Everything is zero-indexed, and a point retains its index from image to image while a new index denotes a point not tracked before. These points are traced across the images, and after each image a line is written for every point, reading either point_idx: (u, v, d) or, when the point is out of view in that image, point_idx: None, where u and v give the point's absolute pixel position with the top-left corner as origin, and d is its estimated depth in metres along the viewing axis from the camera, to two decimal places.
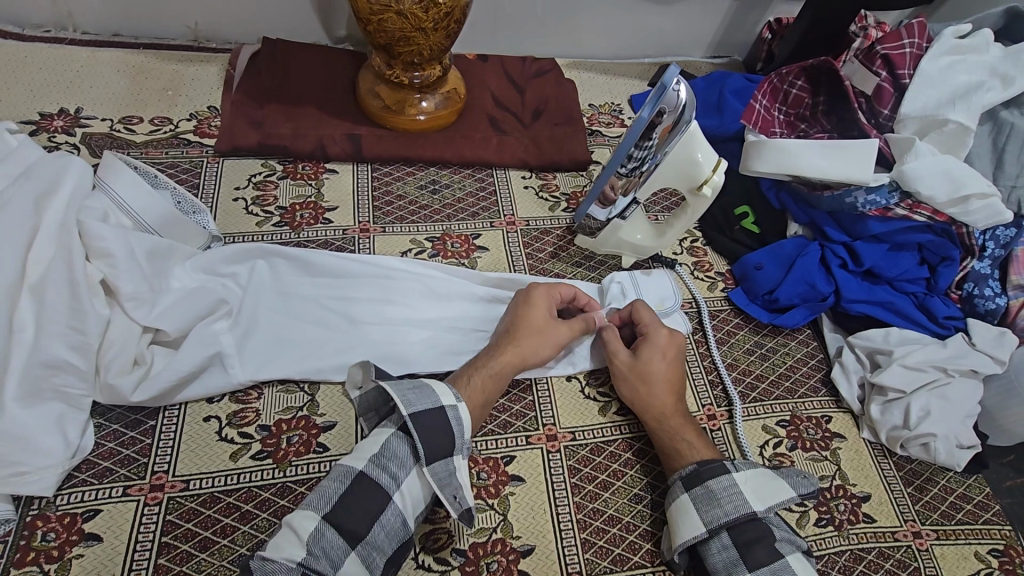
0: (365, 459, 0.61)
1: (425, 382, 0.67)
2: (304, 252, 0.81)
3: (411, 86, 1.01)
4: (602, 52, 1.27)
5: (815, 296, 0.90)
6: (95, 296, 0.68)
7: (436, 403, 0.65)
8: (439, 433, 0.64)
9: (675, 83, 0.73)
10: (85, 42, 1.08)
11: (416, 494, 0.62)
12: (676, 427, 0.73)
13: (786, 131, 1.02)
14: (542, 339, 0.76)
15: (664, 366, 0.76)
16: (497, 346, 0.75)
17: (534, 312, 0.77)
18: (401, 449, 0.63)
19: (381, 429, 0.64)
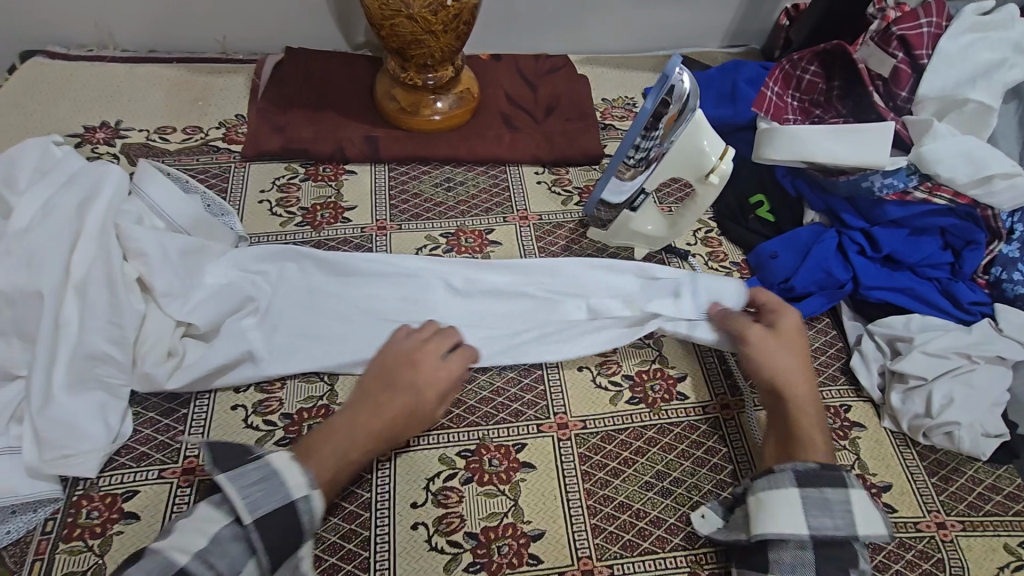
0: (189, 554, 0.56)
1: (276, 471, 0.62)
2: (330, 253, 0.84)
3: (425, 88, 1.04)
4: (615, 47, 1.27)
5: (832, 283, 0.88)
6: (131, 292, 0.74)
7: (287, 499, 0.61)
8: (286, 534, 0.60)
9: (677, 73, 0.75)
10: (124, 59, 1.15)
11: None
12: (805, 405, 0.73)
13: (799, 118, 1.00)
14: (400, 420, 0.71)
15: (795, 342, 0.77)
16: (358, 412, 0.70)
17: (409, 384, 0.72)
18: (233, 547, 0.58)
19: (212, 521, 0.59)
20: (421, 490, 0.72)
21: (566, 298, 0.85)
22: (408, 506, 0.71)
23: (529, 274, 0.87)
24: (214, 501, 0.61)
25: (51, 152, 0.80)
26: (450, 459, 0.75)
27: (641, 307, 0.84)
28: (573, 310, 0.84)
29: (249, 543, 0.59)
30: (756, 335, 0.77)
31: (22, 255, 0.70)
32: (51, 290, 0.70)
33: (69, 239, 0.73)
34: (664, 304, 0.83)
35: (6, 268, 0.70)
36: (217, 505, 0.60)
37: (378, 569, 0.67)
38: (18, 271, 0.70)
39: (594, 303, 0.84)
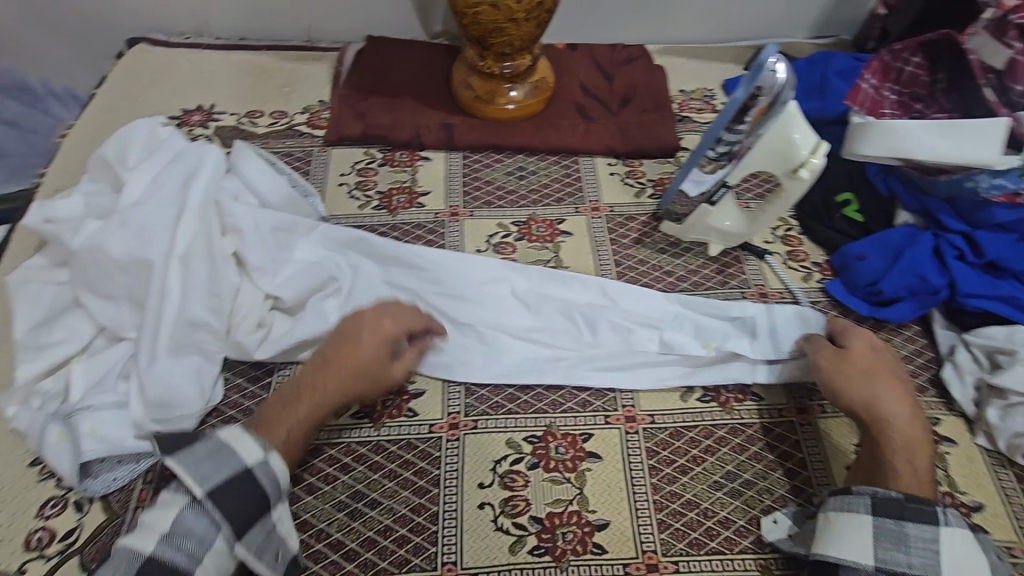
0: (155, 540, 0.57)
1: (224, 442, 0.62)
2: (408, 249, 0.85)
3: (502, 76, 1.05)
4: (695, 37, 1.24)
5: (925, 289, 0.83)
6: (228, 266, 0.79)
7: (241, 468, 0.61)
8: (249, 502, 0.61)
9: (773, 63, 0.72)
10: (218, 46, 1.22)
11: (224, 563, 0.59)
12: (905, 439, 0.67)
13: (897, 113, 0.95)
14: (353, 376, 0.70)
15: (878, 365, 0.72)
16: (309, 372, 0.70)
17: (362, 343, 0.71)
18: (197, 524, 0.59)
19: (170, 504, 0.59)
20: (488, 472, 0.74)
21: (637, 328, 0.83)
22: (475, 486, 0.73)
23: (609, 296, 0.85)
24: (169, 490, 0.61)
25: (157, 132, 0.87)
26: (517, 444, 0.76)
27: (717, 348, 0.81)
28: (645, 341, 0.82)
29: (214, 518, 0.60)
30: (830, 357, 0.74)
31: (133, 226, 0.76)
32: (159, 260, 0.76)
33: (174, 212, 0.78)
34: (740, 343, 0.81)
35: (121, 237, 0.76)
36: (173, 491, 0.60)
37: (445, 544, 0.69)
38: (131, 241, 0.76)
39: (667, 336, 0.82)
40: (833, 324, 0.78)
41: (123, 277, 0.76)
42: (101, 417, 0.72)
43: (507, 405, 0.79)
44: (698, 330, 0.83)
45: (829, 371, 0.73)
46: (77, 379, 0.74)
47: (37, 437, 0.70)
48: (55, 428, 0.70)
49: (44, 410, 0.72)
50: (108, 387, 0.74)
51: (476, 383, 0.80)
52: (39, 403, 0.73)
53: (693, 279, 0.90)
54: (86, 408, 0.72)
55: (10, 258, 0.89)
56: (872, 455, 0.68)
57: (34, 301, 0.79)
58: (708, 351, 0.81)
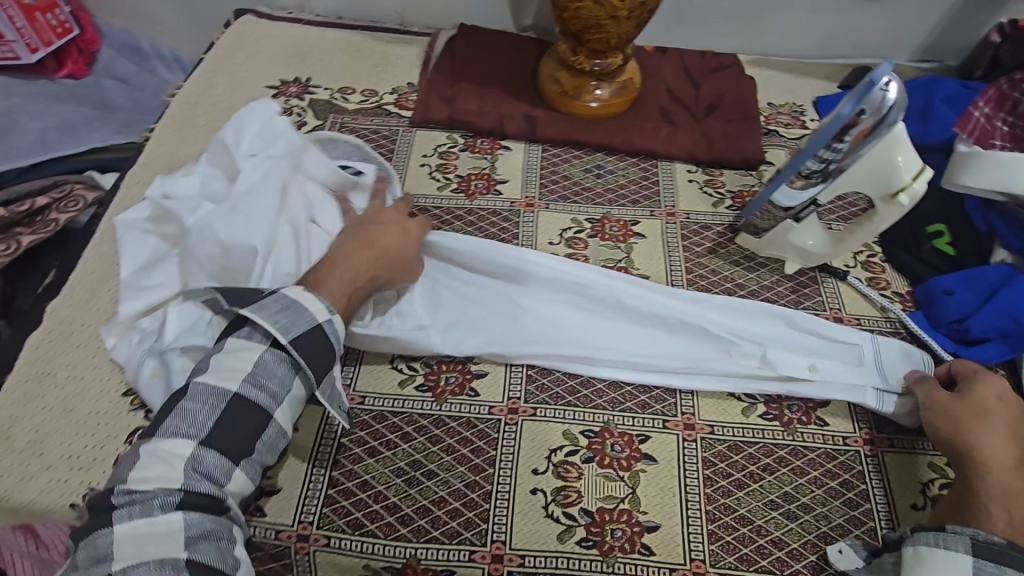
0: (239, 379, 0.66)
1: (293, 299, 0.70)
2: (497, 245, 0.87)
3: (591, 73, 1.06)
4: (789, 51, 1.21)
5: (1018, 333, 0.79)
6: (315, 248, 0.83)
7: (313, 323, 0.69)
8: (321, 354, 0.70)
9: (885, 82, 0.71)
10: (318, 23, 1.27)
11: (298, 400, 0.70)
12: (1006, 488, 0.64)
13: (1008, 145, 0.89)
14: (393, 260, 0.80)
15: (998, 413, 0.69)
16: (355, 247, 0.78)
17: (378, 228, 0.81)
18: (279, 367, 0.68)
19: (250, 347, 0.68)
20: (543, 459, 0.75)
21: (738, 342, 0.82)
22: (530, 471, 0.74)
23: (700, 306, 0.85)
24: (243, 335, 0.69)
25: (273, 121, 0.89)
26: (574, 436, 0.77)
27: (821, 372, 0.79)
28: (746, 351, 0.81)
29: (291, 360, 0.69)
30: (944, 398, 0.73)
31: (242, 214, 0.80)
32: (261, 246, 0.79)
33: (276, 201, 0.82)
34: (845, 369, 0.80)
35: (229, 224, 0.79)
36: (250, 339, 0.69)
37: (497, 522, 0.70)
38: (237, 226, 0.79)
39: (770, 354, 0.80)
40: (958, 368, 0.76)
41: (221, 259, 0.79)
42: (195, 359, 0.76)
43: (567, 397, 0.80)
44: (796, 352, 0.81)
45: (941, 411, 0.72)
46: (171, 321, 0.78)
47: (136, 369, 0.76)
48: (151, 363, 0.76)
49: (142, 346, 0.78)
50: (202, 332, 0.78)
51: (538, 372, 0.82)
52: (138, 338, 0.80)
53: (767, 295, 0.89)
54: (182, 348, 0.76)
55: (119, 205, 0.97)
56: (962, 498, 0.66)
57: (141, 245, 0.85)
58: (813, 373, 0.79)
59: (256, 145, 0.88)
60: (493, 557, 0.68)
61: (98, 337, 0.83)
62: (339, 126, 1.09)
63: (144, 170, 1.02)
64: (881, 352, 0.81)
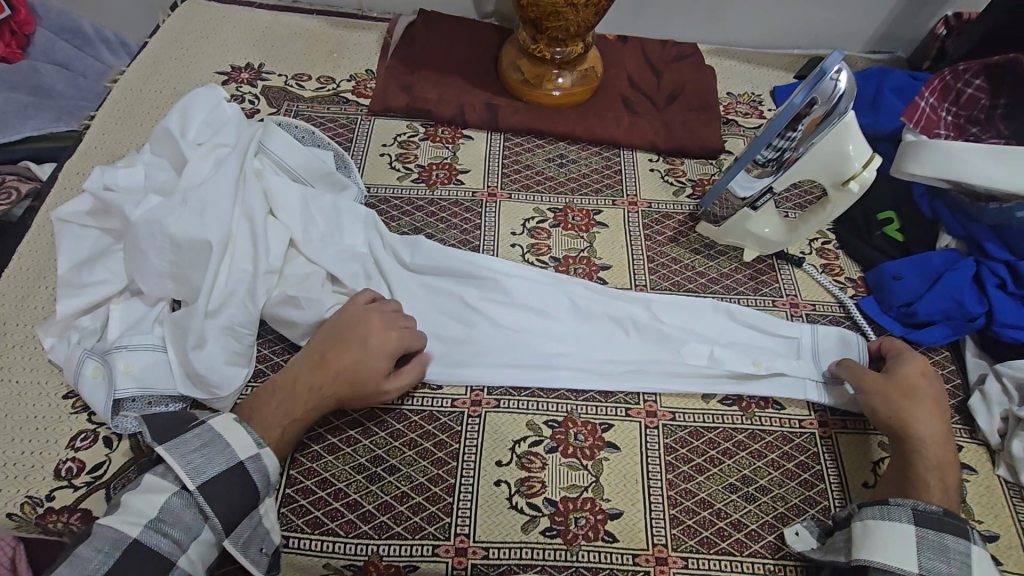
0: (140, 525, 0.57)
1: (218, 433, 0.63)
2: (447, 249, 0.85)
3: (552, 61, 1.05)
4: (748, 42, 1.23)
5: (961, 315, 0.82)
6: (278, 243, 0.79)
7: (233, 460, 0.62)
8: (239, 496, 0.61)
9: (834, 72, 0.72)
10: (271, 6, 1.22)
11: (207, 551, 0.60)
12: (938, 463, 0.68)
13: (952, 134, 0.93)
14: (354, 383, 0.71)
15: (923, 388, 0.72)
16: (311, 369, 0.71)
17: (347, 348, 0.72)
18: (186, 513, 0.60)
19: (159, 488, 0.59)
20: (507, 450, 0.75)
21: (686, 343, 0.82)
22: (493, 464, 0.73)
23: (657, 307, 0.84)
24: (156, 471, 0.61)
25: (222, 108, 0.86)
26: (537, 427, 0.76)
27: (765, 367, 0.80)
28: (693, 355, 0.81)
29: (201, 509, 0.60)
30: (876, 379, 0.74)
31: (195, 204, 0.75)
32: (218, 240, 0.75)
33: (231, 188, 0.77)
34: (787, 364, 0.80)
35: (181, 215, 0.74)
36: (162, 475, 0.60)
37: (460, 516, 0.70)
38: (191, 220, 0.74)
39: (718, 352, 0.81)
40: (888, 348, 0.79)
41: (173, 255, 0.74)
42: (137, 357, 0.73)
43: (530, 387, 0.79)
44: (743, 348, 0.82)
45: (874, 393, 0.73)
46: (115, 318, 0.76)
47: (75, 369, 0.72)
48: (92, 363, 0.72)
49: (81, 345, 0.74)
50: (144, 329, 0.75)
51: None
52: (77, 337, 0.76)
53: (725, 283, 0.90)
54: (123, 347, 0.73)
55: (56, 197, 0.91)
56: (902, 473, 0.69)
57: (79, 240, 0.80)
58: (757, 369, 0.80)
59: (204, 134, 0.84)
60: (457, 550, 0.68)
61: (36, 338, 0.79)
62: (294, 114, 1.06)
63: (84, 160, 0.96)
64: (822, 343, 0.83)
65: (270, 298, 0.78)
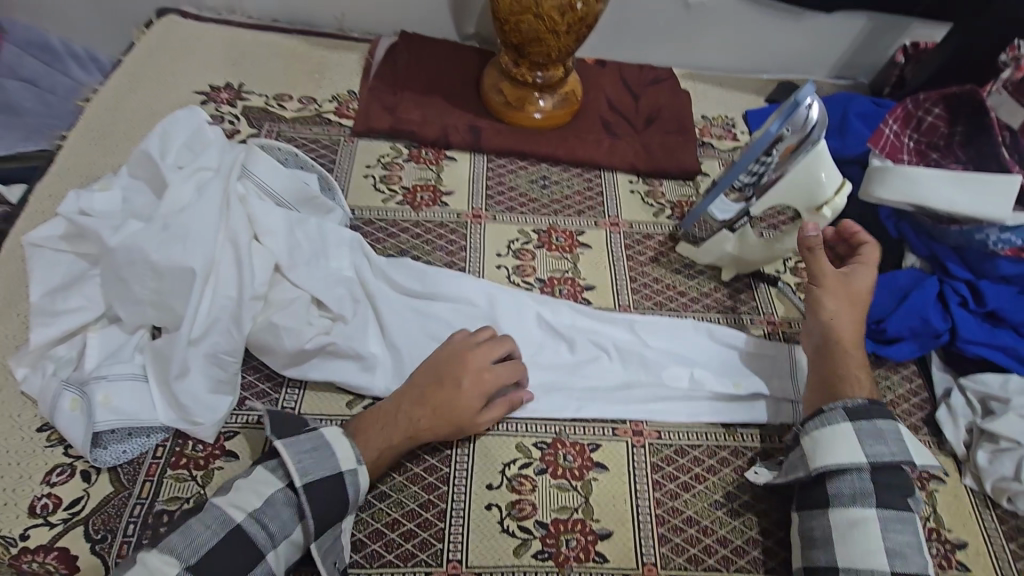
0: (245, 513, 0.60)
1: (328, 441, 0.65)
2: (430, 270, 0.87)
3: (533, 85, 1.07)
4: (720, 66, 1.28)
5: (928, 332, 0.86)
6: (262, 266, 0.78)
7: (337, 469, 0.64)
8: (334, 502, 0.63)
9: (807, 102, 0.76)
10: (249, 25, 1.21)
11: (292, 551, 0.62)
12: (858, 363, 0.76)
13: (914, 159, 0.98)
14: (452, 421, 0.71)
15: (865, 300, 0.79)
16: (411, 403, 0.71)
17: (452, 387, 0.72)
18: (284, 510, 0.62)
19: (269, 483, 0.63)
20: (497, 474, 0.75)
21: (669, 364, 0.84)
22: (484, 487, 0.74)
23: (641, 330, 0.87)
24: (267, 466, 0.64)
25: (203, 131, 0.85)
26: (527, 448, 0.77)
27: (746, 388, 0.83)
28: (675, 377, 0.83)
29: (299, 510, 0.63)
30: (831, 278, 0.79)
31: (177, 231, 0.74)
32: (201, 267, 0.74)
33: (214, 214, 0.76)
34: (766, 385, 0.83)
35: (162, 242, 0.73)
36: (273, 470, 0.64)
37: (451, 541, 0.70)
38: (173, 246, 0.73)
39: (698, 374, 0.83)
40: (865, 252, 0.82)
41: (155, 283, 0.73)
42: (117, 388, 0.71)
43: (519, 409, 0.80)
44: (724, 369, 0.84)
45: (827, 291, 0.79)
46: (92, 347, 0.74)
47: (51, 403, 0.70)
48: (70, 395, 0.70)
49: (57, 376, 0.72)
50: (124, 358, 0.73)
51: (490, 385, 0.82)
52: (53, 368, 0.73)
53: (705, 302, 0.93)
54: (101, 377, 0.71)
55: (27, 221, 0.89)
56: (825, 371, 0.76)
57: (54, 267, 0.77)
58: (737, 390, 0.83)
59: (184, 157, 0.83)
60: None
61: (7, 369, 0.76)
62: (276, 135, 1.05)
63: (57, 183, 0.94)
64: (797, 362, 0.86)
65: (255, 325, 0.77)
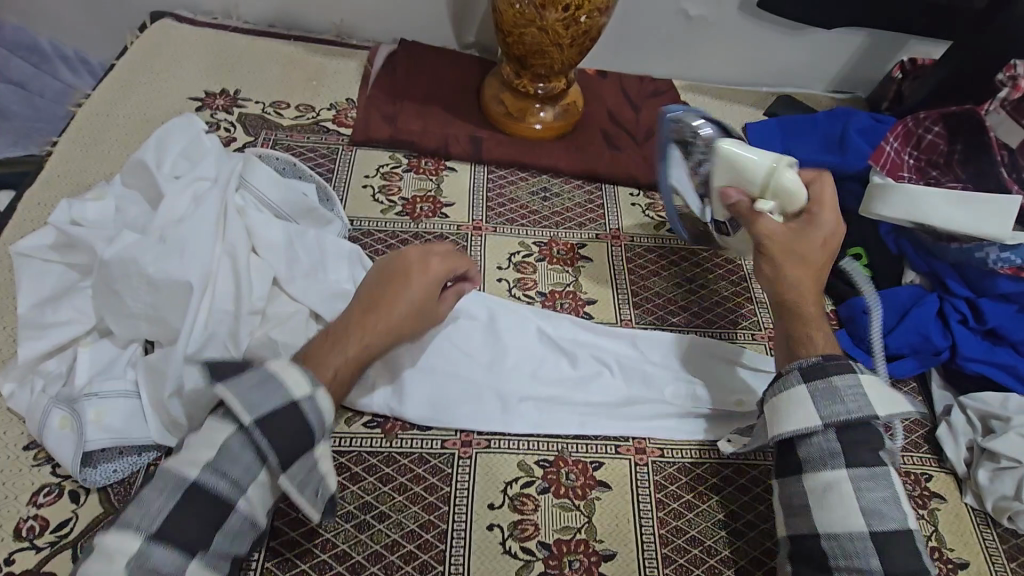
0: (198, 467, 0.53)
1: (274, 373, 0.58)
2: None
3: (535, 96, 1.06)
4: (720, 79, 1.28)
5: (928, 349, 0.86)
6: (261, 281, 0.77)
7: (288, 399, 0.57)
8: (298, 435, 0.57)
9: (671, 111, 0.88)
10: (245, 31, 1.20)
11: (265, 497, 0.57)
12: (812, 316, 0.70)
13: (914, 176, 0.98)
14: (411, 317, 0.69)
15: (820, 254, 0.71)
16: (362, 310, 0.67)
17: (405, 284, 0.69)
18: (244, 455, 0.55)
19: (219, 428, 0.56)
20: (499, 492, 0.74)
21: (670, 380, 0.83)
22: (485, 507, 0.73)
23: (642, 345, 0.86)
24: (217, 413, 0.57)
25: (200, 140, 0.83)
26: (528, 467, 0.76)
27: (749, 405, 0.82)
28: (677, 393, 0.82)
29: (260, 451, 0.56)
30: (776, 232, 0.72)
31: (173, 244, 0.72)
32: (198, 281, 0.71)
33: (211, 227, 0.74)
34: None
35: (156, 255, 0.70)
36: (222, 416, 0.56)
37: (452, 564, 0.68)
38: (168, 259, 0.71)
39: (700, 391, 0.83)
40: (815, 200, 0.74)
41: (148, 297, 0.70)
42: (108, 405, 0.69)
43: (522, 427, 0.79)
44: (727, 386, 0.84)
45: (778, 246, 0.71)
46: (82, 363, 0.72)
47: (39, 421, 0.68)
48: (60, 413, 0.68)
49: (46, 392, 0.70)
50: (116, 374, 0.71)
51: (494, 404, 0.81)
52: (41, 384, 0.71)
53: (706, 316, 0.92)
54: (92, 394, 0.69)
55: (15, 230, 0.86)
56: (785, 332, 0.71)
57: (43, 278, 0.75)
58: (741, 407, 0.82)
59: (181, 166, 0.81)
60: None
61: None
62: (273, 142, 1.03)
63: (48, 190, 0.92)
64: None
65: (252, 341, 0.75)
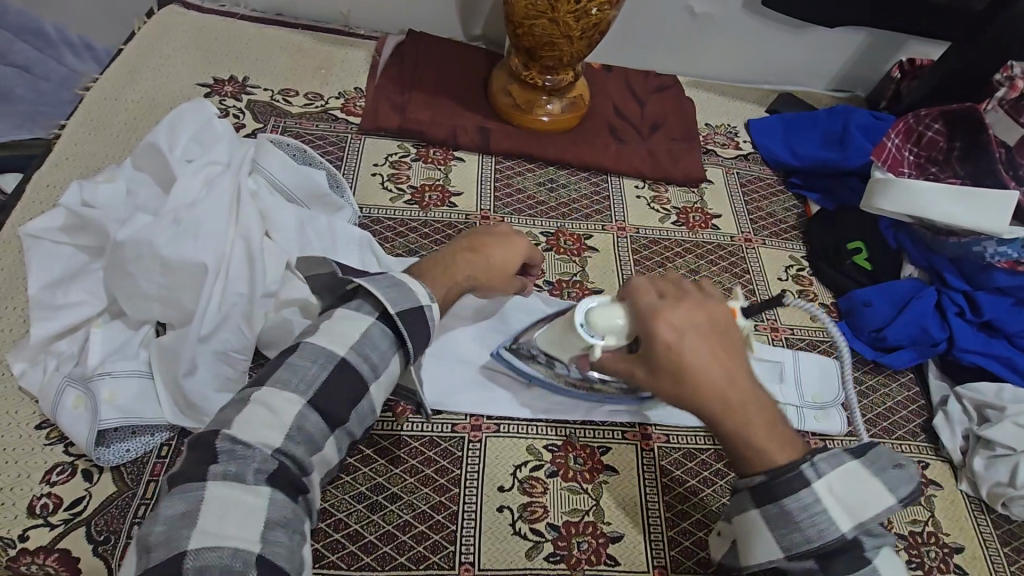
0: (345, 346, 0.59)
1: (398, 281, 0.65)
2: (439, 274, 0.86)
3: (542, 88, 1.07)
4: (723, 76, 1.30)
5: (925, 340, 0.89)
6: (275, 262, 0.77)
7: (417, 304, 0.64)
8: (421, 332, 0.63)
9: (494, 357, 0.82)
10: (253, 19, 1.20)
11: (390, 384, 0.62)
12: (742, 427, 0.56)
13: (914, 172, 1.01)
14: (497, 271, 0.73)
15: (706, 364, 0.56)
16: (458, 253, 0.73)
17: (502, 243, 0.74)
18: (381, 340, 0.61)
19: (359, 318, 0.61)
20: (508, 475, 0.75)
21: None
22: (495, 489, 0.74)
23: None
24: (352, 307, 0.62)
25: (212, 122, 0.82)
26: (537, 451, 0.77)
27: None
28: None
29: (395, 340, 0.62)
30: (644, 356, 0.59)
31: (187, 225, 0.71)
32: (213, 263, 0.71)
33: (225, 210, 0.74)
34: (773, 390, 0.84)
35: (170, 237, 0.70)
36: (357, 310, 0.62)
37: (463, 544, 0.69)
38: (183, 241, 0.71)
39: None
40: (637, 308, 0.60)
41: (163, 278, 0.71)
42: (122, 385, 0.70)
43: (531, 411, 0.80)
44: None
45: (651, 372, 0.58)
46: (94, 344, 0.72)
47: (53, 400, 0.68)
48: (73, 393, 0.68)
49: (60, 372, 0.70)
50: (129, 354, 0.72)
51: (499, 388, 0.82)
52: (55, 363, 0.72)
53: None
54: (105, 374, 0.69)
55: (24, 212, 0.86)
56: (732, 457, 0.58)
57: (53, 258, 0.74)
58: None
59: (192, 150, 0.80)
60: None
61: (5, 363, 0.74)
62: (282, 130, 1.04)
63: (55, 172, 0.91)
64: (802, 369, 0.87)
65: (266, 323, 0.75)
